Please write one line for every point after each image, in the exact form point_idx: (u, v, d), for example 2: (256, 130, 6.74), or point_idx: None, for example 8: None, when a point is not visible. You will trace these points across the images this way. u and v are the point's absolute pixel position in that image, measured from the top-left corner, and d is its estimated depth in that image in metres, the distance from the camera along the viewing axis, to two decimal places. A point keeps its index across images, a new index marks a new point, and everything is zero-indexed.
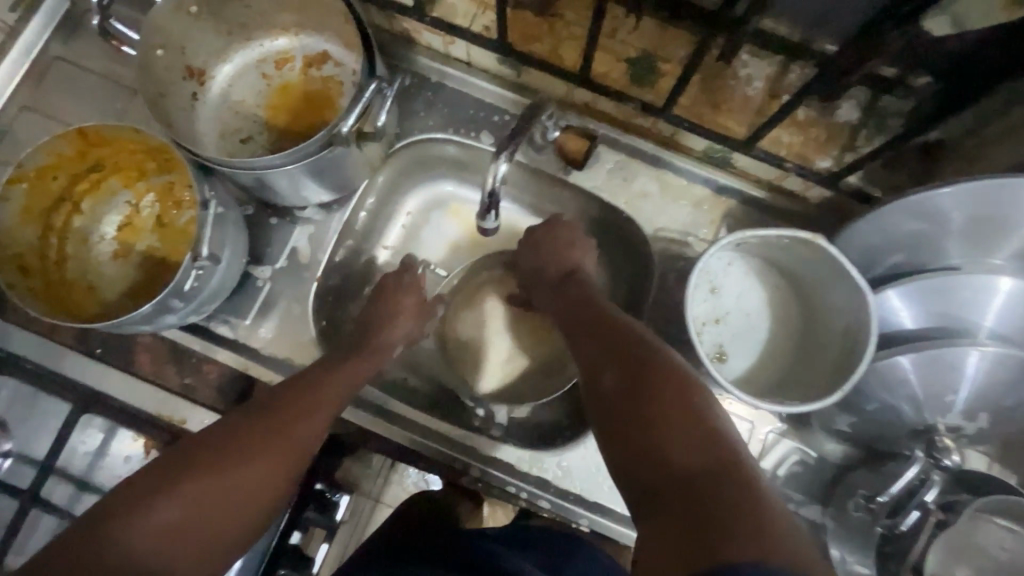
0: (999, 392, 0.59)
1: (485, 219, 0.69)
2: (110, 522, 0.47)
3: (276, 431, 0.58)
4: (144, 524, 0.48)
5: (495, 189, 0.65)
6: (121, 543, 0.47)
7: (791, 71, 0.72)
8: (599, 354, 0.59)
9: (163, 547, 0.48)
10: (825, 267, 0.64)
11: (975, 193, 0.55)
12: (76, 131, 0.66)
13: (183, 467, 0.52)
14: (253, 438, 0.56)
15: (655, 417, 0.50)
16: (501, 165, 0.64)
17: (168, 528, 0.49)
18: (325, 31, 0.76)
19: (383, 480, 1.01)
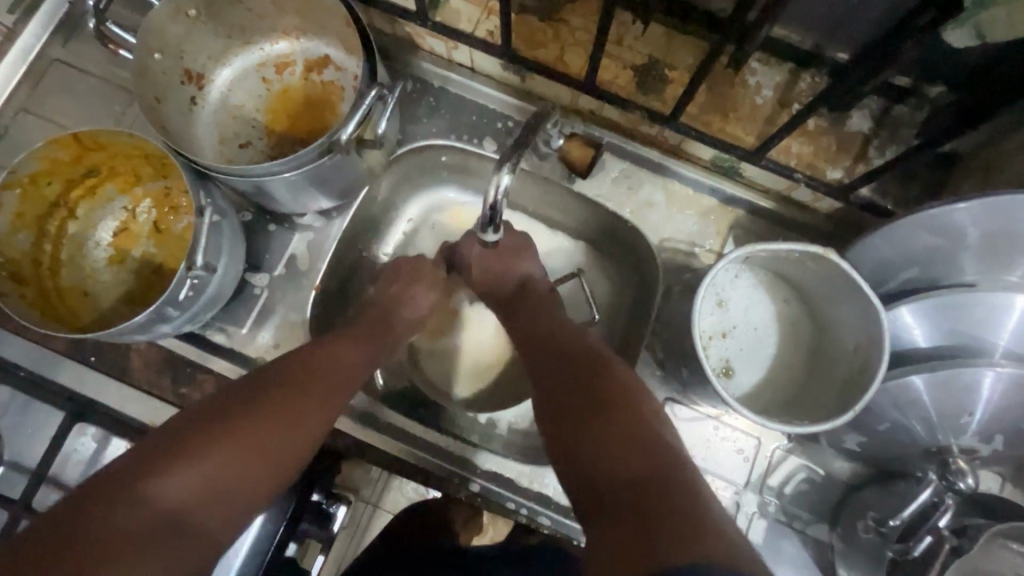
0: (1016, 414, 0.58)
1: (486, 232, 0.67)
2: (138, 477, 0.45)
3: (298, 401, 0.55)
4: (173, 487, 0.46)
5: (496, 203, 0.63)
6: (151, 503, 0.45)
7: (801, 80, 0.70)
8: (546, 374, 0.59)
9: (191, 512, 0.46)
10: (837, 282, 0.62)
11: (994, 208, 0.53)
12: (71, 137, 0.64)
13: (205, 429, 0.50)
14: (274, 405, 0.54)
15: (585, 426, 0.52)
16: (502, 178, 0.62)
17: (195, 493, 0.46)
18: (326, 35, 0.75)
19: (382, 485, 0.98)
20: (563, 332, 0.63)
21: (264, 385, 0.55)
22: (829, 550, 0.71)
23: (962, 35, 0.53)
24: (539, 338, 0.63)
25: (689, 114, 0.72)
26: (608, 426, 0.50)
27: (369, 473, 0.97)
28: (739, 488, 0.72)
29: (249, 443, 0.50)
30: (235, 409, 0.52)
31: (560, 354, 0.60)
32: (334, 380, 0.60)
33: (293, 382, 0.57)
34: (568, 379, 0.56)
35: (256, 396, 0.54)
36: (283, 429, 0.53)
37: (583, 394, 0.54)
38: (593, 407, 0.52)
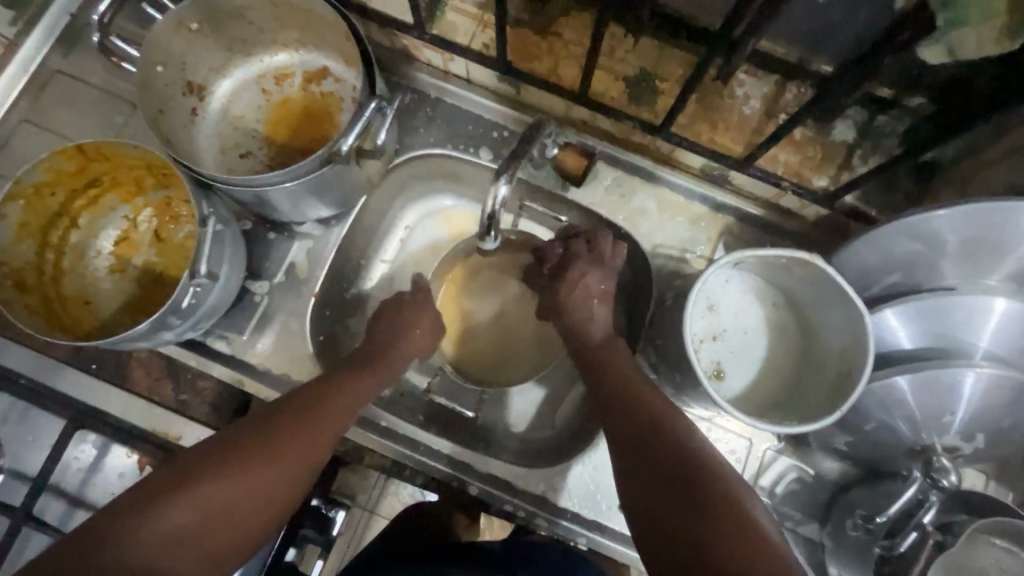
0: (995, 413, 0.60)
1: (485, 240, 0.69)
2: (122, 522, 0.46)
3: (290, 440, 0.56)
4: (155, 528, 0.47)
5: (494, 211, 0.65)
6: (130, 546, 0.46)
7: (787, 91, 0.73)
8: (640, 451, 0.55)
9: (178, 547, 0.48)
10: (823, 287, 0.65)
11: (970, 215, 0.56)
12: (75, 147, 0.65)
13: (193, 474, 0.51)
14: (265, 449, 0.55)
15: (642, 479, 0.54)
16: (501, 188, 0.63)
17: (176, 535, 0.48)
18: (325, 48, 0.76)
19: (379, 491, 0.97)
20: (654, 403, 0.59)
21: (258, 427, 0.56)
22: (819, 548, 0.73)
23: (934, 53, 0.54)
24: (625, 403, 0.60)
25: (680, 124, 0.74)
26: (715, 525, 0.47)
27: (366, 479, 0.95)
28: None
29: (235, 485, 0.52)
30: (226, 452, 0.53)
31: (642, 424, 0.57)
32: (330, 420, 0.60)
33: (285, 424, 0.57)
34: (671, 459, 0.53)
35: (248, 441, 0.55)
36: (270, 470, 0.54)
37: (685, 486, 0.51)
38: (701, 505, 0.49)
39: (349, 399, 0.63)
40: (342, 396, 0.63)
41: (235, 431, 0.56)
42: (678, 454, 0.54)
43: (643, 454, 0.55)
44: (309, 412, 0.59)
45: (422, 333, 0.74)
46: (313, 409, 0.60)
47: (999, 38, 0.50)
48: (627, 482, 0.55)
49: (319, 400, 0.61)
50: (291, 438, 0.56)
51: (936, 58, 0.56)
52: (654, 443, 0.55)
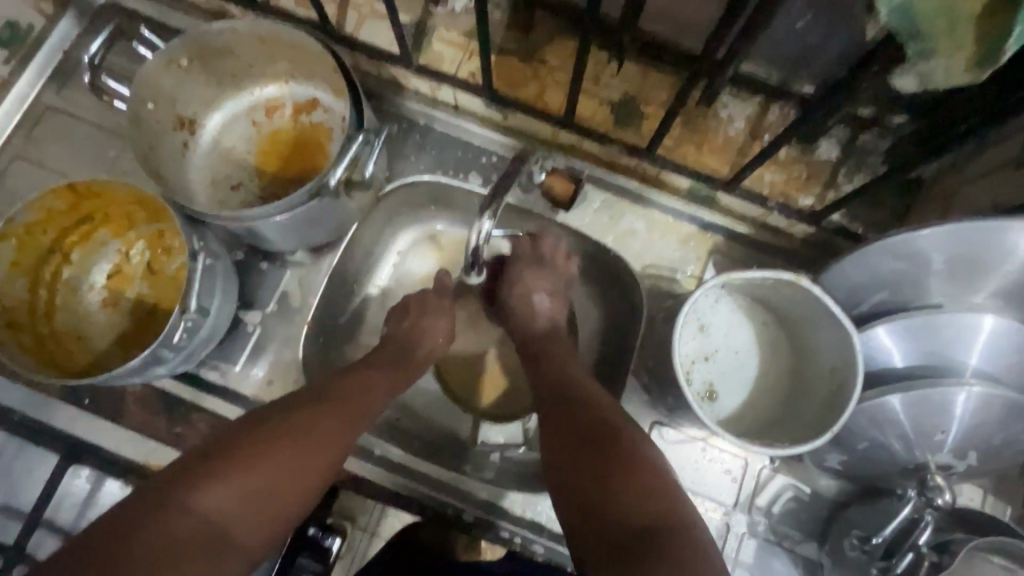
0: (988, 430, 0.60)
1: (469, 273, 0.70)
2: (181, 490, 0.48)
3: (330, 415, 0.58)
4: (217, 495, 0.49)
5: (478, 245, 0.65)
6: (191, 513, 0.47)
7: (771, 112, 0.74)
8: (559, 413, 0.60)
9: (233, 518, 0.49)
10: (810, 306, 0.65)
11: (953, 235, 0.56)
12: (66, 186, 0.66)
13: (240, 445, 0.52)
14: (309, 424, 0.56)
15: (578, 467, 0.54)
16: (485, 223, 0.64)
17: (233, 503, 0.49)
18: (315, 80, 0.77)
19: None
20: (575, 377, 0.64)
21: (303, 402, 0.58)
22: (818, 567, 0.72)
23: (907, 83, 0.50)
24: (558, 381, 0.64)
25: (666, 146, 0.75)
26: (612, 467, 0.52)
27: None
28: (728, 509, 0.74)
29: (286, 456, 0.53)
30: (271, 425, 0.55)
31: (583, 415, 0.58)
32: (365, 399, 0.62)
33: (322, 403, 0.59)
34: (575, 419, 0.58)
35: (302, 413, 0.57)
36: (315, 445, 0.55)
37: (591, 436, 0.55)
38: (606, 451, 0.53)
39: (380, 382, 0.66)
40: (372, 379, 0.65)
41: (276, 407, 0.57)
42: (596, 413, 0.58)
43: (561, 417, 0.59)
44: (344, 392, 0.61)
45: (431, 350, 0.74)
46: (346, 390, 0.62)
47: (973, 65, 0.45)
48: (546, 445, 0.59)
49: (353, 383, 0.63)
50: (336, 412, 0.59)
51: (909, 88, 0.51)
52: (570, 405, 0.59)
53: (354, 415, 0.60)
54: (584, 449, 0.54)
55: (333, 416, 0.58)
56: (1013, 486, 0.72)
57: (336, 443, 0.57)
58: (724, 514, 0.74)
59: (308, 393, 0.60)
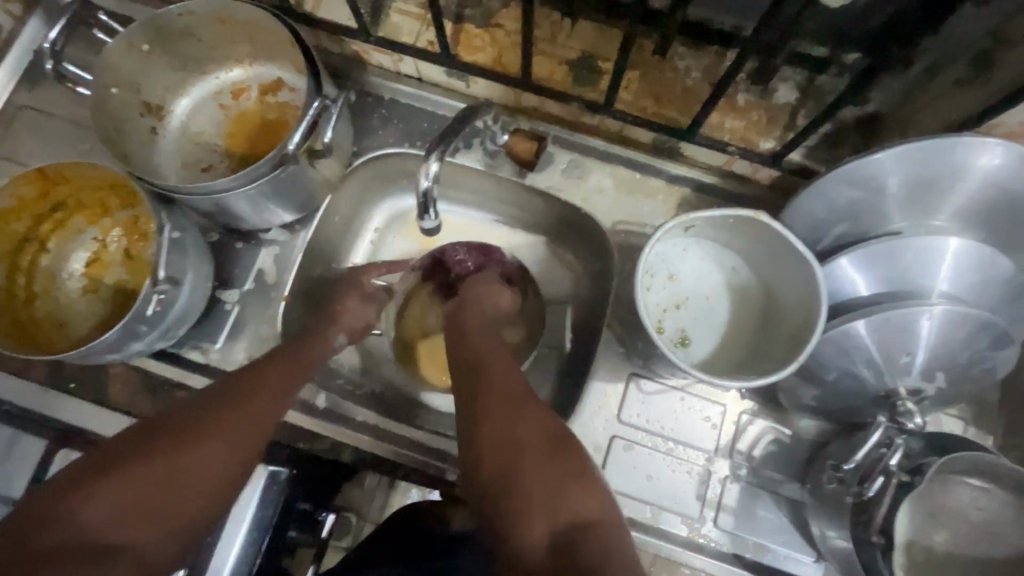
0: (953, 350, 0.60)
1: (424, 218, 0.69)
2: (65, 500, 0.48)
3: (227, 417, 0.57)
4: (96, 506, 0.49)
5: (430, 188, 0.66)
6: (76, 523, 0.48)
7: (726, 59, 0.74)
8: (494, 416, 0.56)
9: (116, 532, 0.49)
10: (771, 241, 0.66)
11: (902, 157, 0.58)
12: (35, 172, 0.68)
13: (125, 452, 0.52)
14: (201, 435, 0.54)
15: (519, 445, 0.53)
16: (432, 164, 0.65)
17: (105, 518, 0.49)
18: (277, 59, 0.79)
19: (382, 500, 0.98)
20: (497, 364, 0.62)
21: (203, 402, 0.58)
22: (802, 507, 0.73)
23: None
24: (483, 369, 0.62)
25: (624, 100, 0.76)
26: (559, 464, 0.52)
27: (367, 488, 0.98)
28: (710, 455, 0.74)
29: (171, 458, 0.52)
30: (162, 435, 0.53)
31: (518, 403, 0.57)
32: (267, 403, 0.60)
33: (224, 402, 0.58)
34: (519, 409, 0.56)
35: (195, 416, 0.56)
36: (207, 447, 0.54)
37: (531, 439, 0.54)
38: (543, 444, 0.53)
39: (288, 383, 0.64)
40: (281, 378, 0.63)
41: (173, 414, 0.56)
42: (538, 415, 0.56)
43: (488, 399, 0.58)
44: (246, 397, 0.60)
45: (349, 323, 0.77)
46: (248, 392, 0.60)
47: None
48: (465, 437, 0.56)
49: (256, 384, 0.61)
50: (234, 410, 0.58)
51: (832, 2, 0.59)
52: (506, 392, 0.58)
53: (256, 416, 0.59)
54: (520, 436, 0.54)
55: (227, 413, 0.57)
56: (993, 417, 0.72)
57: (233, 444, 0.55)
58: (706, 461, 0.74)
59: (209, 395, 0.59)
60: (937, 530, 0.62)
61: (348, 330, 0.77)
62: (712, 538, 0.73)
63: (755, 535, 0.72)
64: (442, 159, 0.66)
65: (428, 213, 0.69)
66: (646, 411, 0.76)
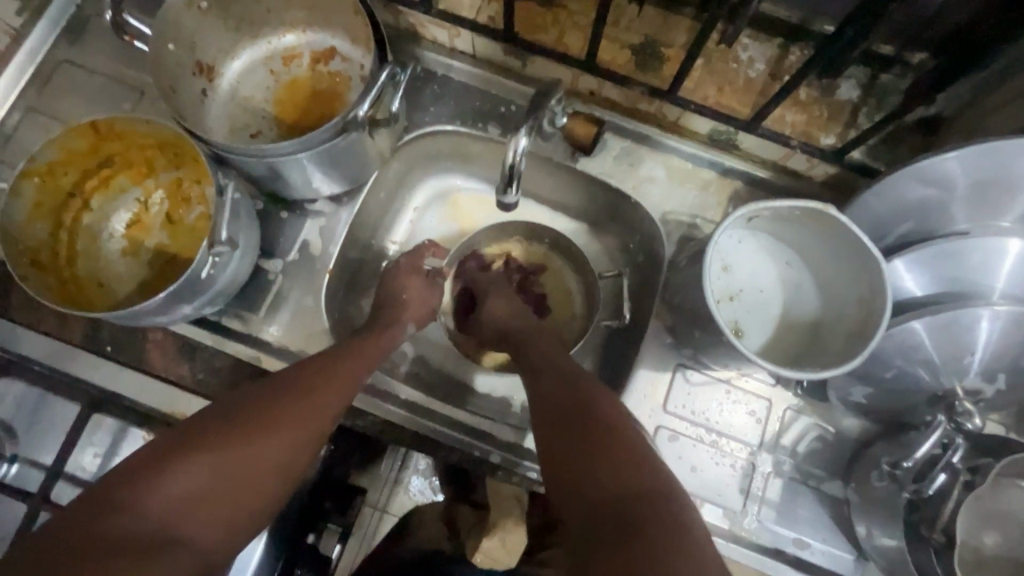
0: (1015, 351, 0.60)
1: (506, 193, 0.66)
2: (131, 487, 0.48)
3: (295, 406, 0.57)
4: (167, 492, 0.48)
5: (516, 162, 0.64)
6: (142, 513, 0.47)
7: (791, 53, 0.74)
8: (545, 410, 0.60)
9: (181, 520, 0.48)
10: (837, 238, 0.64)
11: (981, 157, 0.57)
12: (88, 125, 0.65)
13: (193, 438, 0.52)
14: (264, 427, 0.54)
15: (581, 430, 0.56)
16: (522, 139, 0.63)
17: (175, 504, 0.48)
18: (333, 27, 0.77)
19: (389, 489, 0.96)
20: (551, 355, 0.68)
21: (269, 389, 0.58)
22: (844, 505, 0.73)
23: None
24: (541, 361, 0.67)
25: (687, 88, 0.75)
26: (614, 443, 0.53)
27: (379, 476, 0.94)
28: (754, 449, 0.74)
29: (240, 444, 0.53)
30: (224, 424, 0.53)
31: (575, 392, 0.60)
32: (327, 396, 0.60)
33: (289, 389, 0.58)
34: (574, 392, 0.60)
35: (261, 401, 0.56)
36: (275, 434, 0.55)
37: (592, 419, 0.56)
38: (591, 426, 0.55)
39: (349, 377, 0.63)
40: (338, 372, 0.62)
41: (236, 402, 0.56)
42: (579, 396, 0.59)
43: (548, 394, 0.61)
44: (304, 390, 0.59)
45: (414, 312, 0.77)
46: (316, 382, 0.60)
47: None
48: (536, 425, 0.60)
49: (316, 376, 0.61)
50: (301, 399, 0.58)
51: None
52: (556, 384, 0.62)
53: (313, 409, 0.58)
54: (583, 422, 0.56)
55: (294, 402, 0.57)
56: None
57: (299, 431, 0.56)
58: (750, 454, 0.74)
59: (264, 387, 0.58)
60: (988, 532, 0.62)
61: (416, 319, 0.78)
62: (752, 532, 0.72)
63: (796, 531, 0.72)
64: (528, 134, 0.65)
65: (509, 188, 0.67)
66: (691, 403, 0.75)
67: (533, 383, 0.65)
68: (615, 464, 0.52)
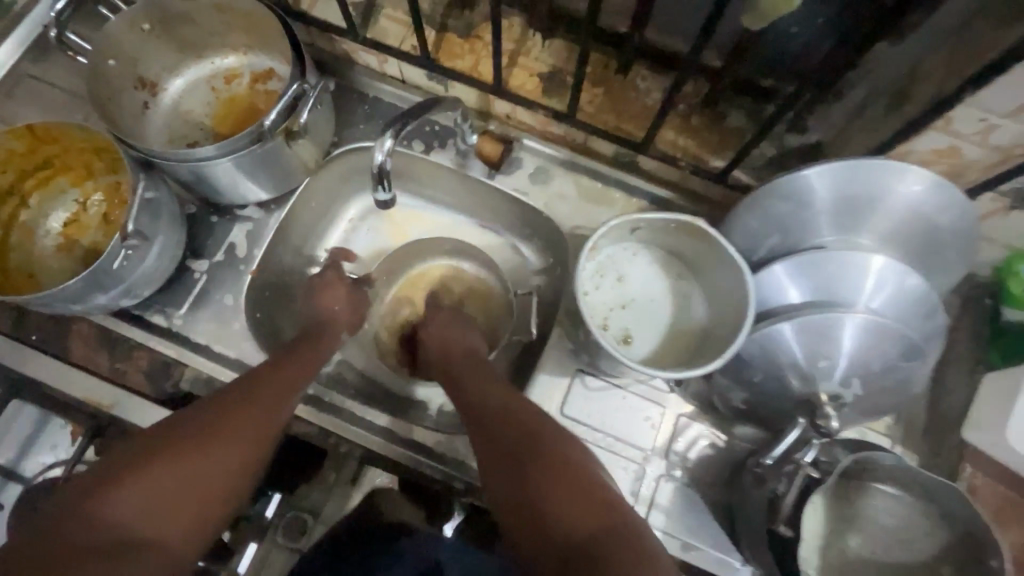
0: (871, 358, 0.64)
1: (377, 191, 0.69)
2: (90, 499, 0.51)
3: (252, 416, 0.61)
4: (126, 502, 0.51)
5: (382, 163, 0.68)
6: (103, 519, 0.50)
7: (685, 84, 0.80)
8: (497, 447, 0.60)
9: (141, 525, 0.51)
10: (713, 250, 0.70)
11: (827, 176, 0.63)
12: (25, 128, 0.71)
13: (157, 449, 0.55)
14: (220, 435, 0.58)
15: (533, 464, 0.57)
16: (386, 138, 0.67)
17: (138, 513, 0.51)
18: (271, 51, 0.85)
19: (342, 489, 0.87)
20: (494, 386, 0.68)
21: (224, 401, 0.61)
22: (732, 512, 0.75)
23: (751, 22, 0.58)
24: (485, 395, 0.67)
25: (589, 113, 0.81)
26: (571, 479, 0.55)
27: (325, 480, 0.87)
28: (647, 454, 0.77)
29: (199, 452, 0.57)
30: (182, 435, 0.57)
31: (524, 427, 0.61)
32: (277, 403, 0.64)
33: (246, 397, 0.63)
34: (523, 424, 0.62)
35: (215, 410, 0.60)
36: (232, 441, 0.59)
37: (543, 452, 0.58)
38: (540, 457, 0.57)
39: (290, 382, 0.67)
40: (282, 376, 0.67)
41: (195, 412, 0.60)
42: (527, 430, 0.61)
43: (500, 432, 0.62)
44: (255, 396, 0.63)
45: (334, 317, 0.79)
46: (265, 390, 0.64)
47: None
48: (489, 462, 0.60)
49: (266, 384, 0.65)
50: (252, 407, 0.62)
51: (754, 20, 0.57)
52: (506, 416, 0.63)
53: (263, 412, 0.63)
54: (536, 456, 0.57)
55: (248, 412, 0.61)
56: (919, 438, 0.76)
57: (254, 438, 0.61)
58: (643, 459, 0.77)
59: (211, 401, 0.61)
60: (852, 534, 0.63)
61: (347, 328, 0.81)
62: None
63: (684, 535, 0.74)
64: (396, 134, 0.67)
65: (382, 186, 0.69)
66: (589, 407, 0.78)
67: (480, 416, 0.65)
68: (571, 500, 0.53)
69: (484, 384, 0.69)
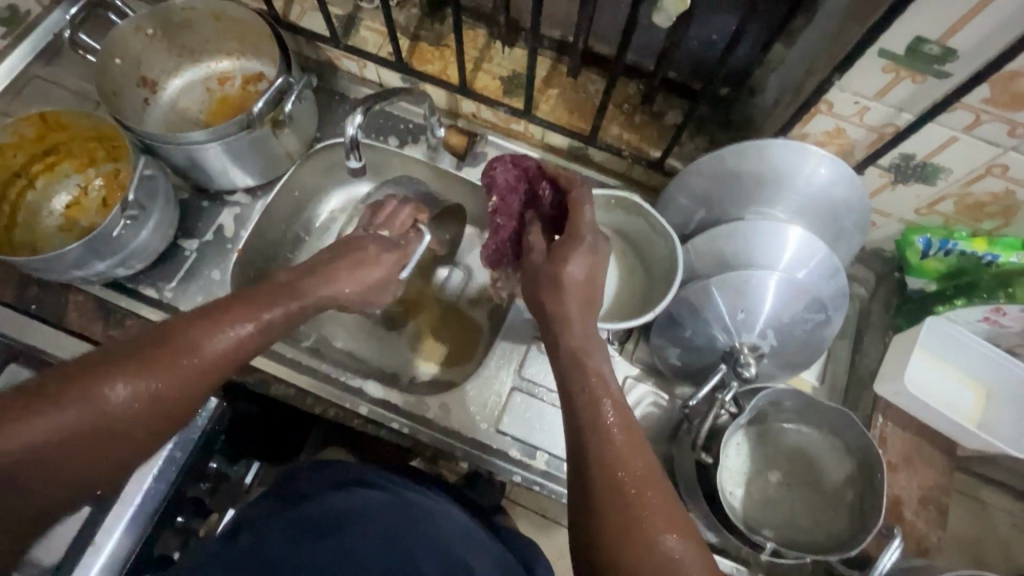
0: (782, 312, 0.73)
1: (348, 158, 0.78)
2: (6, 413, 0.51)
3: (179, 358, 0.57)
4: (37, 429, 0.51)
5: (353, 135, 0.76)
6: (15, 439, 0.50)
7: (629, 86, 0.91)
8: (595, 483, 0.52)
9: (56, 450, 0.52)
10: (647, 222, 0.80)
11: (737, 156, 0.74)
12: (37, 115, 0.80)
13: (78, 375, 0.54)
14: (143, 373, 0.55)
15: (623, 521, 0.50)
16: (357, 115, 0.76)
17: (51, 440, 0.52)
18: (262, 56, 0.94)
19: None
20: (600, 399, 0.56)
21: (155, 332, 0.58)
22: None
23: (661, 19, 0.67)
24: (596, 412, 0.55)
25: (544, 111, 0.92)
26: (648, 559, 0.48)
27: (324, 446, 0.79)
28: None
29: (120, 386, 0.54)
30: (104, 365, 0.55)
31: (627, 477, 0.51)
32: (210, 347, 0.59)
33: (175, 336, 0.58)
34: (630, 465, 0.52)
35: (144, 344, 0.57)
36: (154, 381, 0.56)
37: (630, 514, 0.50)
38: (626, 520, 0.50)
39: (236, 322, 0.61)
40: (217, 317, 0.61)
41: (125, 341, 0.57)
42: (629, 482, 0.51)
43: (601, 468, 0.52)
44: (184, 335, 0.59)
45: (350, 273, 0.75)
46: (200, 332, 0.59)
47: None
48: (580, 494, 0.52)
49: (200, 324, 0.60)
50: (182, 350, 0.58)
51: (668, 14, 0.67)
52: (608, 455, 0.52)
53: (165, 384, 0.56)
54: (625, 515, 0.50)
55: (177, 353, 0.57)
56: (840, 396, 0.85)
57: (181, 378, 0.57)
58: None
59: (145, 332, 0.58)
60: (770, 470, 0.73)
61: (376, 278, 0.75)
62: None
63: None
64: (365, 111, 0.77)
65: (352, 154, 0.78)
66: (545, 370, 0.85)
67: (576, 434, 0.55)
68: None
69: (594, 394, 0.56)
